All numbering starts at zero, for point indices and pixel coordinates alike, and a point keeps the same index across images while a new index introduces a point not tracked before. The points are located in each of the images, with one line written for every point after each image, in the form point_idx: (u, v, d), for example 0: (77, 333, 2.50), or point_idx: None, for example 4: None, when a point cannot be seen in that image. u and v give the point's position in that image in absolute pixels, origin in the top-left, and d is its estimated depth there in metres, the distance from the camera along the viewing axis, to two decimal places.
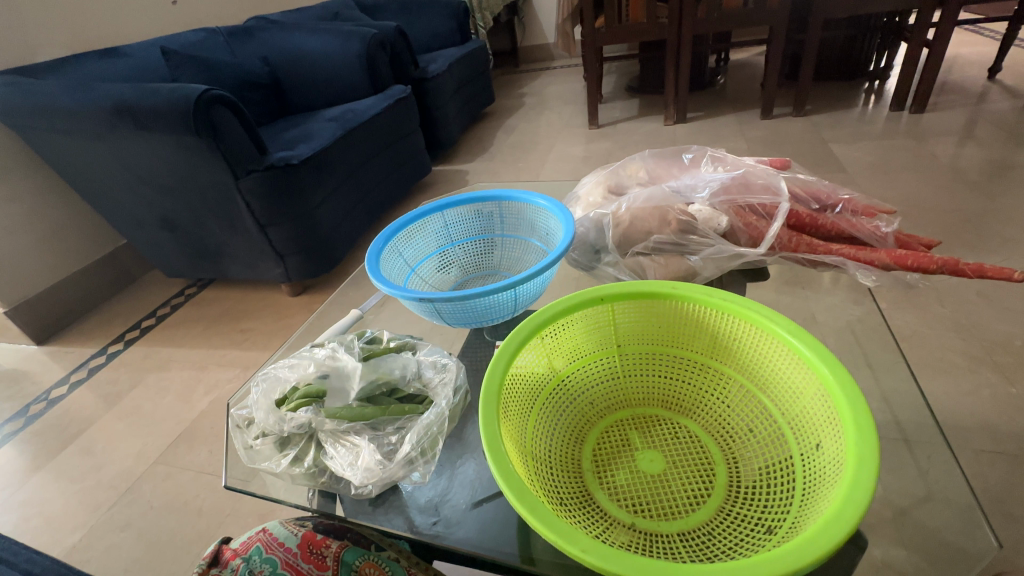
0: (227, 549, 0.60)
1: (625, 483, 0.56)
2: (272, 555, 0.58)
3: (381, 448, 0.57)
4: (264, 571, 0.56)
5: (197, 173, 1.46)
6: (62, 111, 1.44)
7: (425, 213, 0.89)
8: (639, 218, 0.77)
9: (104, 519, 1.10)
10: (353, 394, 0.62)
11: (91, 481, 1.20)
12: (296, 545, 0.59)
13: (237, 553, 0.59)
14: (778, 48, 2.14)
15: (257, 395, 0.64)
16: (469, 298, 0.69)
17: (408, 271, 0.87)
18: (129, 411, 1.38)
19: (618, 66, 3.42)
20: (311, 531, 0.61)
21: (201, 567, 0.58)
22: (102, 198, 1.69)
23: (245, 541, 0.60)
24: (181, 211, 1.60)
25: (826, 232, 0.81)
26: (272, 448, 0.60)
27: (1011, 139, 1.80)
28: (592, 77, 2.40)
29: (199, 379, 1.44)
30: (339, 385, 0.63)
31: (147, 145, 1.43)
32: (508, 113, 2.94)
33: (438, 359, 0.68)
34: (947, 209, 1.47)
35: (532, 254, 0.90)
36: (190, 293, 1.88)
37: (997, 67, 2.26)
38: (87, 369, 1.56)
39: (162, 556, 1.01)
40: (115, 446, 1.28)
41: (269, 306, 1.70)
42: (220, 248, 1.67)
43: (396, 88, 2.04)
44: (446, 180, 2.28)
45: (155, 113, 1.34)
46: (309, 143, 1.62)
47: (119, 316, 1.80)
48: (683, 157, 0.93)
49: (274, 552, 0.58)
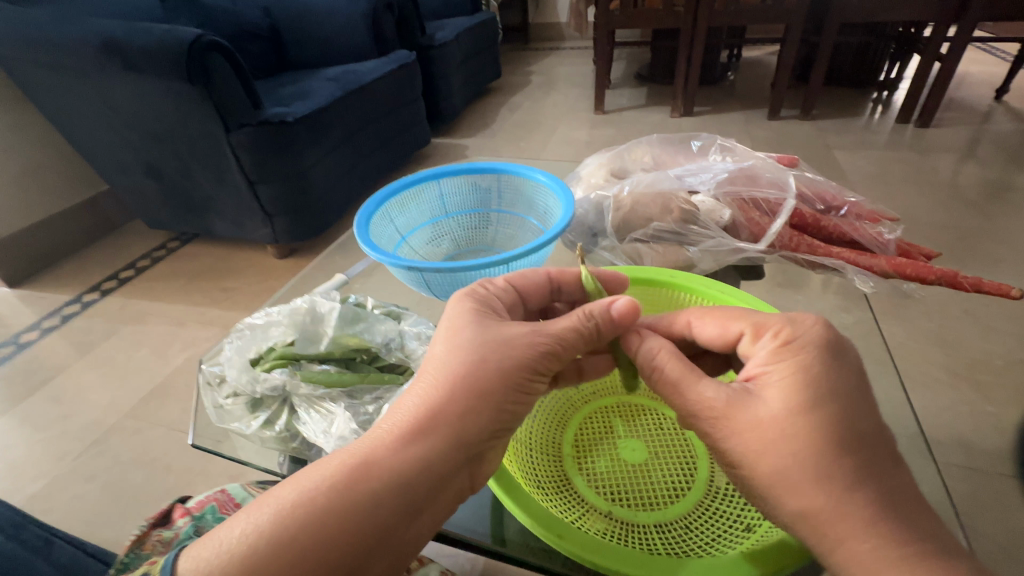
0: (179, 508, 0.61)
1: (604, 471, 0.54)
2: (224, 515, 0.59)
3: (358, 417, 0.55)
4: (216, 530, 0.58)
5: (187, 122, 1.40)
6: (46, 44, 1.36)
7: (421, 180, 0.85)
8: (640, 203, 0.75)
9: (70, 469, 1.08)
10: (326, 344, 0.60)
11: (57, 430, 1.17)
12: None
13: (189, 511, 0.60)
14: (792, 48, 2.10)
15: (230, 351, 0.61)
16: (458, 270, 0.66)
17: (398, 239, 0.84)
18: (102, 362, 1.34)
19: (630, 53, 3.35)
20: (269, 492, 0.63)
21: (147, 526, 0.58)
22: (85, 140, 1.62)
23: (200, 501, 0.61)
24: (168, 161, 1.55)
25: (827, 234, 0.79)
26: (243, 409, 0.58)
27: (1010, 161, 1.80)
28: (602, 60, 2.34)
29: (176, 335, 1.40)
30: (314, 333, 0.61)
31: (135, 88, 1.37)
32: (513, 89, 2.88)
33: (423, 330, 0.66)
34: (942, 226, 1.47)
35: (528, 233, 0.88)
36: (172, 247, 1.82)
37: (1004, 88, 2.26)
38: (60, 317, 1.51)
39: (129, 510, 1.00)
40: (85, 396, 1.25)
41: (254, 267, 1.66)
42: (206, 202, 1.61)
43: (401, 53, 1.97)
44: (446, 154, 2.23)
45: (145, 55, 1.27)
46: (305, 101, 1.56)
47: (98, 264, 1.75)
48: (691, 144, 0.90)
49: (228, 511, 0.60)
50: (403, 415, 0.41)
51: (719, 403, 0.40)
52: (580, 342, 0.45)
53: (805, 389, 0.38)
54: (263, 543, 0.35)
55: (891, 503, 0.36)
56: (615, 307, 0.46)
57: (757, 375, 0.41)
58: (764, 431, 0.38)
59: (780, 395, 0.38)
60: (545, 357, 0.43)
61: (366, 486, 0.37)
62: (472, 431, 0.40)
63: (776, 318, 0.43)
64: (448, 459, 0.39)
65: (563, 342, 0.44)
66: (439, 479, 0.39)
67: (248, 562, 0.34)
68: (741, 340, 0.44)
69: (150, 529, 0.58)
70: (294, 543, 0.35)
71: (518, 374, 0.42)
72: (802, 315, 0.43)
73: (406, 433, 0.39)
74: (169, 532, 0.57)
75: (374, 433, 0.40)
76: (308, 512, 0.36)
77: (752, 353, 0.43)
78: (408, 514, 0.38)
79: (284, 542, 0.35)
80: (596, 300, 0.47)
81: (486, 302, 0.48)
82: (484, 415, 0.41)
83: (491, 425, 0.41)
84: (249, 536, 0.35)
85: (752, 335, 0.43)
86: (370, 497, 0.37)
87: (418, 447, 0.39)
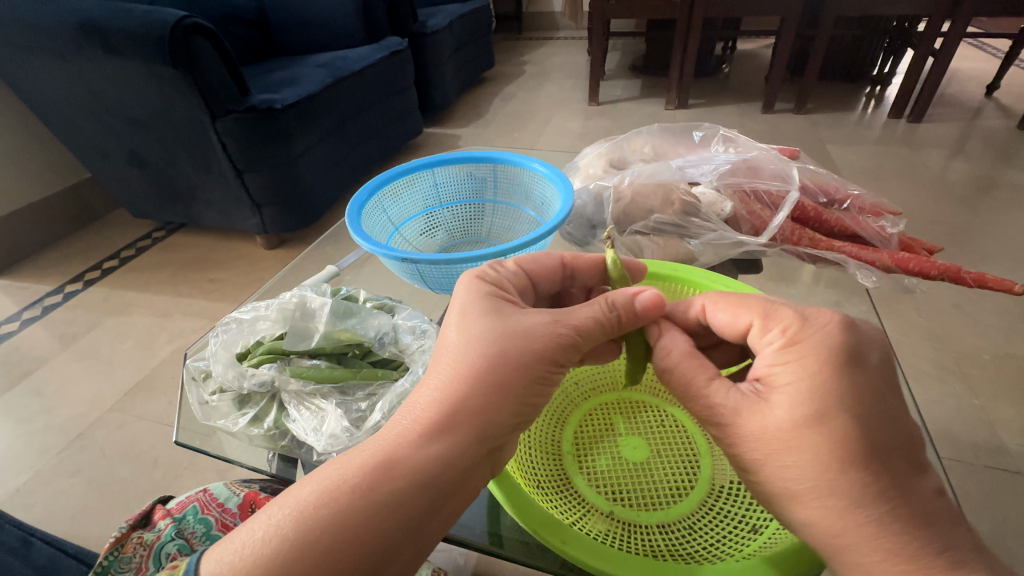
0: (160, 509, 0.59)
1: (605, 469, 0.53)
2: (207, 516, 0.56)
3: (349, 414, 0.54)
4: (197, 532, 0.55)
5: (171, 107, 1.35)
6: (21, 24, 1.31)
7: (415, 169, 0.83)
8: (640, 194, 0.73)
9: (52, 464, 1.05)
10: (316, 338, 0.57)
11: (38, 424, 1.14)
12: (235, 506, 0.58)
13: (169, 513, 0.57)
14: (787, 41, 2.09)
15: (215, 346, 0.59)
16: (454, 263, 0.64)
17: (391, 230, 0.82)
18: (85, 354, 1.30)
19: (624, 43, 3.31)
20: (255, 491, 0.60)
21: (124, 529, 0.55)
22: (65, 125, 1.56)
23: (181, 502, 0.59)
24: (152, 148, 1.50)
25: (829, 228, 0.78)
26: (230, 405, 0.56)
27: (1000, 157, 1.81)
28: (597, 51, 2.31)
29: (161, 327, 1.37)
30: (304, 327, 0.58)
31: (116, 72, 1.31)
32: (507, 79, 2.84)
33: (417, 324, 0.63)
34: (934, 221, 1.48)
35: (525, 224, 0.86)
36: (158, 237, 1.77)
37: (995, 84, 2.27)
38: (41, 308, 1.47)
39: (114, 506, 0.97)
40: (67, 389, 1.21)
41: (242, 257, 1.62)
42: (193, 191, 1.57)
43: (393, 40, 1.93)
44: (438, 144, 2.19)
45: (126, 37, 1.22)
46: (294, 88, 1.51)
47: (80, 254, 1.70)
48: (693, 134, 0.88)
49: (210, 512, 0.57)
50: (424, 408, 0.39)
51: (726, 409, 0.40)
52: (601, 332, 0.44)
53: (812, 398, 0.36)
54: (286, 548, 0.33)
55: (904, 506, 0.35)
56: (638, 299, 0.44)
57: (764, 376, 0.40)
58: (767, 440, 0.38)
59: (786, 403, 0.37)
60: (567, 347, 0.42)
61: (390, 484, 0.36)
62: (494, 422, 0.39)
63: (787, 312, 0.41)
64: (467, 453, 0.38)
65: (585, 331, 0.43)
66: (463, 472, 0.38)
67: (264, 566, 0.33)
68: (751, 331, 0.43)
69: (129, 532, 0.55)
70: (319, 545, 0.33)
71: (539, 364, 0.40)
72: (817, 311, 0.40)
73: (424, 427, 0.38)
74: (148, 536, 0.54)
75: (393, 429, 0.39)
76: (331, 513, 0.34)
77: (760, 347, 0.41)
78: (429, 510, 0.36)
79: (298, 546, 0.33)
80: (619, 289, 0.46)
81: (502, 289, 0.47)
82: (503, 409, 0.39)
83: (510, 418, 0.40)
84: (270, 541, 0.34)
85: (759, 326, 0.42)
86: (395, 495, 0.35)
87: (440, 441, 0.38)
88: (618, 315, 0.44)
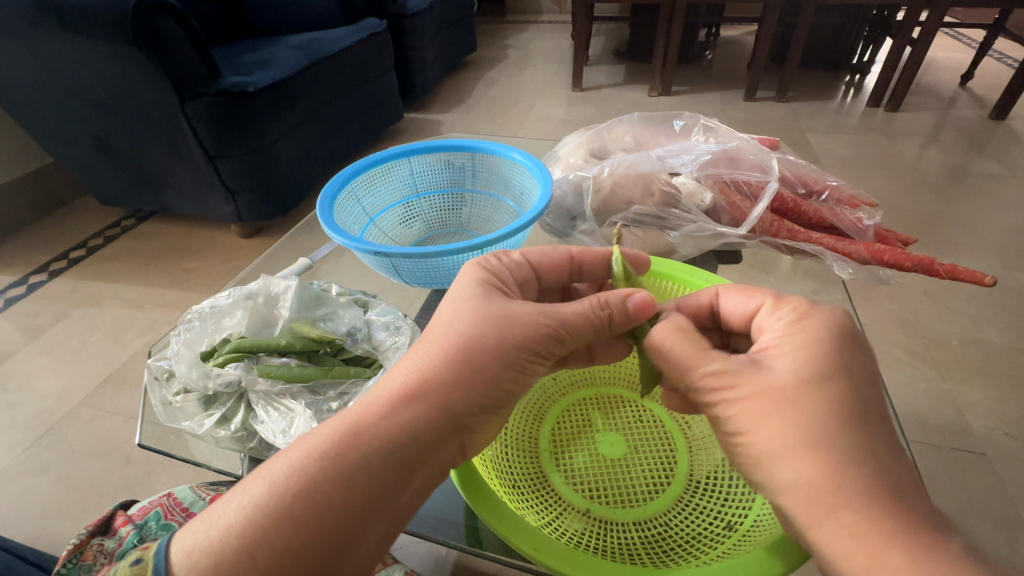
0: (121, 514, 0.56)
1: (581, 467, 0.53)
2: (170, 521, 0.55)
3: (320, 415, 0.52)
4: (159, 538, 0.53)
5: (136, 90, 1.29)
6: None
7: (391, 158, 0.80)
8: (621, 185, 0.72)
9: (17, 462, 1.01)
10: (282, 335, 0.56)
11: (3, 420, 1.09)
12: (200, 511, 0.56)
13: (131, 519, 0.55)
14: (770, 28, 2.09)
15: (177, 345, 0.57)
16: (429, 256, 0.62)
17: (366, 221, 0.79)
18: (51, 347, 1.25)
19: (608, 28, 3.27)
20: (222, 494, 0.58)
21: (83, 536, 0.54)
22: (23, 107, 1.48)
23: (143, 507, 0.57)
24: (117, 132, 1.43)
25: (807, 218, 0.79)
26: (195, 406, 0.54)
27: (973, 147, 1.85)
28: (580, 36, 2.27)
29: (133, 318, 1.32)
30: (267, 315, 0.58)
31: (75, 51, 1.24)
32: (489, 64, 2.79)
33: (392, 320, 0.62)
34: (908, 209, 1.50)
35: (504, 215, 0.84)
36: (127, 225, 1.70)
37: (969, 75, 2.31)
38: (4, 300, 1.41)
39: (85, 503, 0.94)
40: (33, 383, 1.17)
41: (217, 246, 1.57)
42: (162, 177, 1.51)
43: (371, 21, 1.87)
44: (419, 129, 2.15)
45: (85, 14, 1.15)
46: (269, 70, 1.45)
47: (45, 242, 1.63)
48: (673, 123, 0.87)
49: (174, 517, 0.55)
50: (394, 382, 0.39)
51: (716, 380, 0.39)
52: (589, 329, 0.43)
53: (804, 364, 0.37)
54: (255, 516, 0.33)
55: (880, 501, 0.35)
56: (631, 300, 0.44)
57: (769, 345, 0.40)
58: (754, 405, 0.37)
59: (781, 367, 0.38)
60: (549, 339, 0.41)
61: (358, 453, 0.35)
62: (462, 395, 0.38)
63: (797, 296, 0.43)
64: (434, 425, 0.37)
65: (571, 326, 0.42)
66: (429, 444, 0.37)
67: (237, 537, 0.32)
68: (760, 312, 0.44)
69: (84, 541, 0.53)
70: (288, 518, 0.33)
71: (516, 350, 0.40)
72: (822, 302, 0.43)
73: (395, 401, 0.37)
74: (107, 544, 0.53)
75: (365, 400, 0.38)
76: (302, 483, 0.34)
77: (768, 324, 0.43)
78: (400, 481, 0.36)
79: (266, 514, 0.33)
80: (613, 289, 0.45)
81: (495, 274, 0.46)
82: (474, 384, 0.39)
83: (481, 398, 0.39)
84: (243, 511, 0.33)
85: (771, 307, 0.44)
86: (362, 465, 0.35)
87: (409, 409, 0.37)
88: (606, 313, 0.43)
